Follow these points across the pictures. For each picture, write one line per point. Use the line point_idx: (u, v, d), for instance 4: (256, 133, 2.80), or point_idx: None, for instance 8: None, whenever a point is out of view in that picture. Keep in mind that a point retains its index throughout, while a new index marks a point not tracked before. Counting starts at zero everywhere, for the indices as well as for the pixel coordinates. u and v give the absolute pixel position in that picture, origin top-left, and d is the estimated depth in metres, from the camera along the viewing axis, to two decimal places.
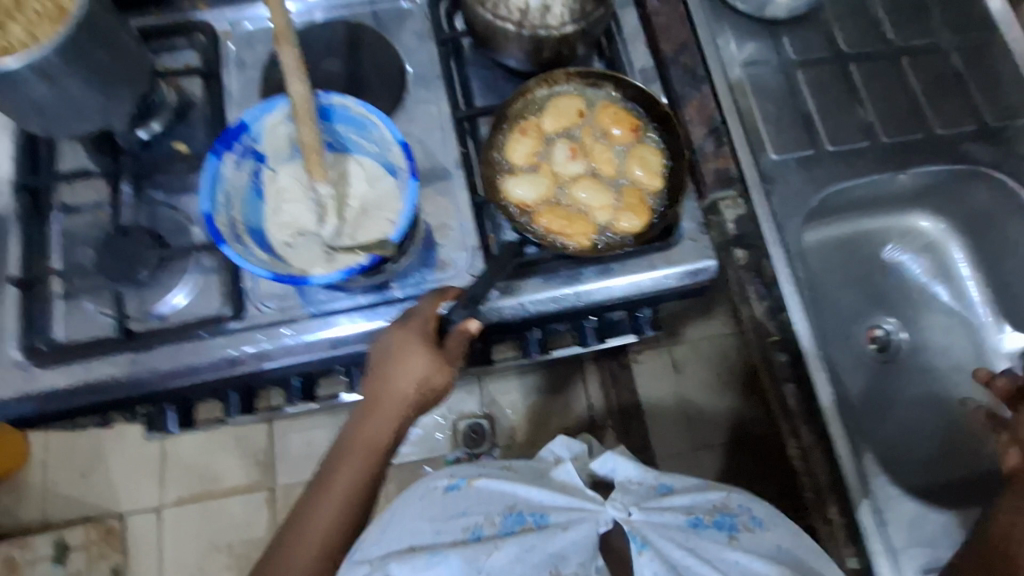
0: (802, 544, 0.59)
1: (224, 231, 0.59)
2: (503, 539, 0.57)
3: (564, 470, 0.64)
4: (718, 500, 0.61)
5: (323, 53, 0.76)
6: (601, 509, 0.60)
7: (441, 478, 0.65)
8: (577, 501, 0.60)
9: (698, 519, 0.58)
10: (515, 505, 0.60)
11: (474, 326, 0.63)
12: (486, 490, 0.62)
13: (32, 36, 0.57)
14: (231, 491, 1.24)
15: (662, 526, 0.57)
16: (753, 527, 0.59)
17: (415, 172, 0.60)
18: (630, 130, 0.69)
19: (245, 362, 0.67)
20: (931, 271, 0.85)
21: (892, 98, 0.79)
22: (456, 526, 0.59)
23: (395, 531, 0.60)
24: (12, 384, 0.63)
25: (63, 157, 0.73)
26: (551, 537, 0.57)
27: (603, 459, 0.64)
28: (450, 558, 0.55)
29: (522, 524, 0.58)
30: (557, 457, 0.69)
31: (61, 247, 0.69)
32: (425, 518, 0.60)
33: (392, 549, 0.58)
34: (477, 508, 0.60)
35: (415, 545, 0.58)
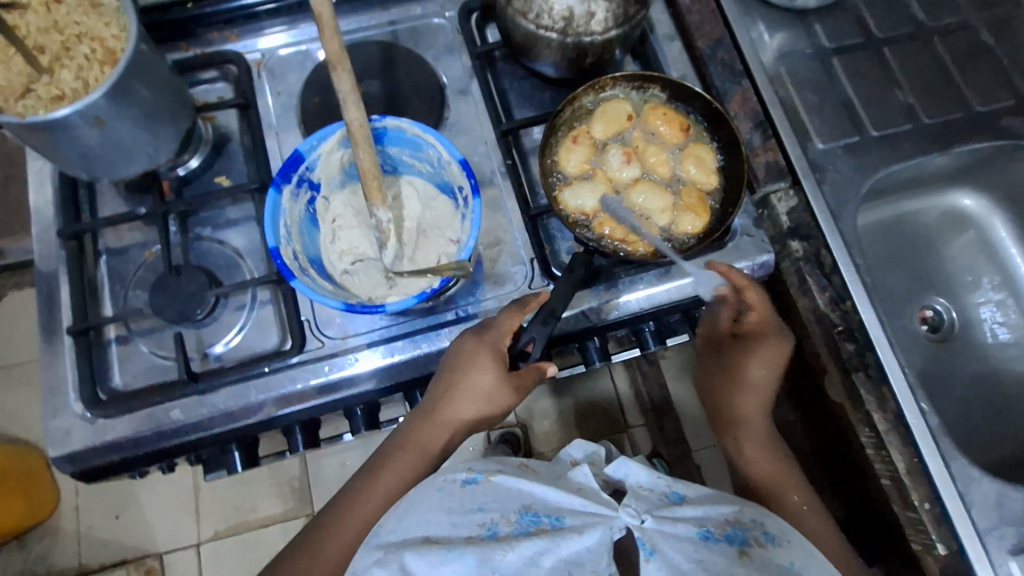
0: (816, 562, 0.47)
1: (290, 264, 0.58)
2: (517, 541, 0.46)
3: (581, 472, 0.54)
4: (729, 513, 0.49)
5: (360, 75, 0.76)
6: (613, 514, 0.49)
7: (458, 470, 0.53)
8: (592, 505, 0.49)
9: (709, 532, 0.47)
10: (532, 505, 0.49)
11: (549, 370, 0.64)
12: (504, 486, 0.51)
13: (84, 82, 0.57)
14: (269, 521, 1.22)
15: (674, 538, 0.46)
16: (766, 544, 0.47)
17: (479, 190, 0.59)
18: (680, 129, 0.69)
19: (311, 395, 0.65)
20: (976, 248, 0.86)
21: (928, 78, 0.79)
22: (473, 520, 0.47)
23: (408, 519, 0.49)
24: (80, 437, 0.62)
25: (103, 199, 0.72)
26: (565, 541, 0.46)
27: (616, 465, 0.56)
28: (464, 556, 0.45)
29: (538, 526, 0.47)
30: (574, 461, 0.60)
31: (113, 294, 0.69)
32: (441, 509, 0.49)
33: (408, 538, 0.48)
34: (495, 504, 0.49)
35: (430, 538, 0.47)
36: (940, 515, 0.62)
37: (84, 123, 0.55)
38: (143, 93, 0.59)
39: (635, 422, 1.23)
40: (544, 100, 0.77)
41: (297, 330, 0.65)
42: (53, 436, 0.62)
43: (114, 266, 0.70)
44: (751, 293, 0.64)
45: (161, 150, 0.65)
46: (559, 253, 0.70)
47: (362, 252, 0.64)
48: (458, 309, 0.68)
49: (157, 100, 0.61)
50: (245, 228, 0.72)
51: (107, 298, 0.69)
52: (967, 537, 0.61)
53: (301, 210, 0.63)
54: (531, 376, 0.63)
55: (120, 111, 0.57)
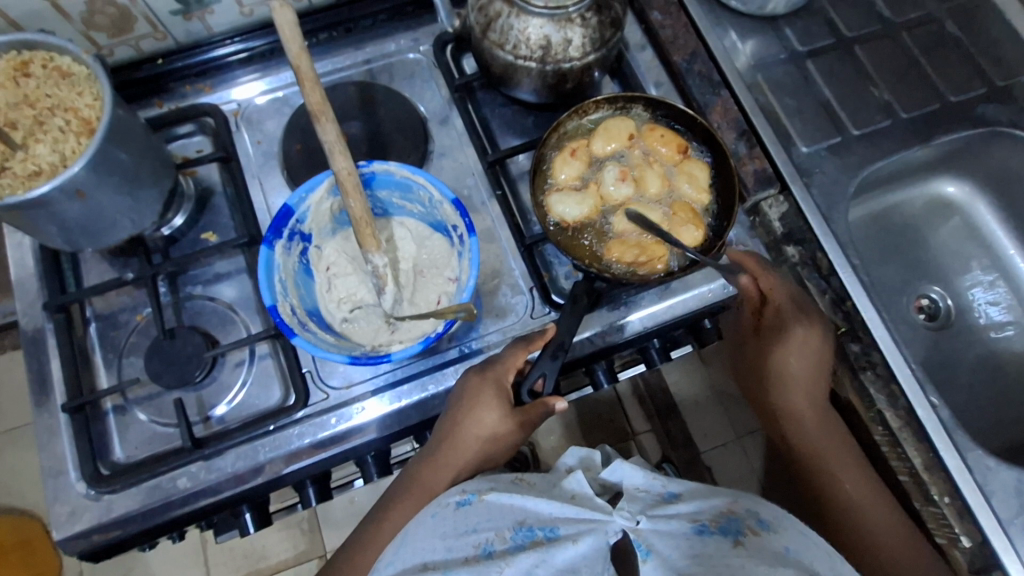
0: (813, 545, 0.45)
1: (289, 321, 0.57)
2: (513, 556, 0.44)
3: (574, 479, 0.52)
4: (721, 505, 0.49)
5: (340, 117, 0.75)
6: (608, 518, 0.47)
7: (452, 493, 0.52)
8: (586, 511, 0.48)
9: (703, 526, 0.46)
10: (526, 519, 0.48)
11: (559, 405, 0.61)
12: (497, 503, 0.50)
13: (61, 155, 0.56)
14: (281, 567, 1.19)
15: (669, 535, 0.45)
16: (760, 531, 0.46)
17: (474, 228, 0.59)
18: (677, 150, 0.69)
19: (319, 449, 0.64)
20: (963, 230, 0.87)
21: (900, 73, 0.81)
22: (467, 542, 0.46)
23: (404, 549, 0.48)
24: (84, 516, 0.60)
25: (88, 266, 0.70)
26: (559, 549, 0.44)
27: (611, 468, 0.54)
28: None
29: (533, 539, 0.46)
30: (568, 468, 0.59)
31: (108, 362, 0.67)
32: (436, 535, 0.48)
33: (406, 569, 0.47)
34: (488, 523, 0.48)
35: (428, 564, 0.46)
36: (961, 508, 0.62)
37: (66, 197, 0.54)
38: (124, 160, 0.58)
39: (640, 428, 1.22)
40: (527, 125, 0.77)
41: (299, 382, 0.63)
42: (57, 519, 0.60)
43: (105, 333, 0.68)
44: (767, 278, 0.63)
45: (144, 213, 0.64)
46: (557, 279, 0.70)
47: (360, 298, 0.63)
48: (462, 345, 0.67)
49: (138, 165, 0.60)
50: (236, 280, 0.71)
51: (100, 368, 0.67)
52: (990, 527, 0.61)
53: (295, 262, 0.62)
54: (538, 411, 0.61)
55: (100, 182, 0.56)
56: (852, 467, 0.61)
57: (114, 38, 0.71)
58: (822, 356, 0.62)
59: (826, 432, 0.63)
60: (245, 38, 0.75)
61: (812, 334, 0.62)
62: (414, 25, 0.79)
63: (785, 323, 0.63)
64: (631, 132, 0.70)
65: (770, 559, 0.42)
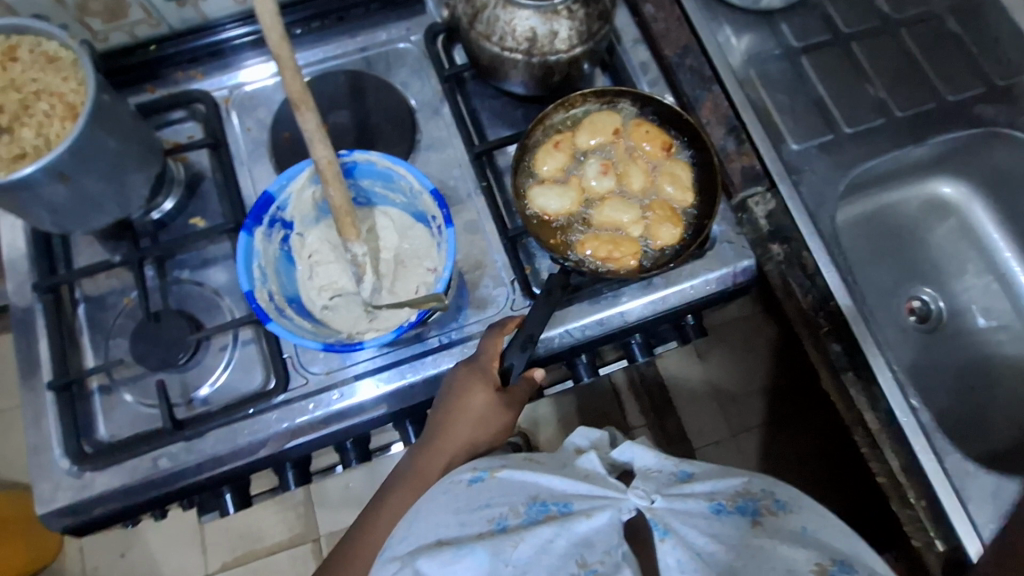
0: (829, 525, 0.45)
1: (266, 306, 0.58)
2: (527, 530, 0.43)
3: (587, 459, 0.52)
4: (737, 485, 0.48)
5: (329, 106, 0.75)
6: (621, 496, 0.47)
7: (463, 471, 0.51)
8: (599, 489, 0.47)
9: (720, 505, 0.46)
10: (539, 495, 0.47)
11: (540, 375, 0.64)
12: (509, 480, 0.49)
13: (46, 138, 0.57)
14: (275, 549, 1.21)
15: (684, 514, 0.45)
16: (777, 511, 0.45)
17: (451, 219, 0.60)
18: (663, 147, 0.69)
19: (298, 434, 0.64)
20: (961, 232, 0.85)
21: (897, 71, 0.79)
22: (480, 515, 0.45)
23: (417, 525, 0.47)
24: (68, 492, 0.62)
25: (79, 249, 0.72)
26: (574, 524, 0.44)
27: (621, 449, 0.54)
28: (476, 552, 0.42)
29: (547, 513, 0.45)
30: (578, 449, 0.58)
31: (96, 343, 0.69)
32: (449, 510, 0.47)
33: (420, 545, 0.45)
34: (501, 499, 0.47)
35: (441, 539, 0.44)
36: (938, 512, 0.62)
37: (49, 181, 0.55)
38: (109, 144, 0.58)
39: (636, 422, 1.18)
40: (517, 117, 0.76)
41: (279, 368, 0.64)
42: (41, 495, 0.62)
43: (94, 315, 0.70)
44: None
45: (131, 198, 0.65)
46: (539, 272, 0.70)
47: (341, 286, 0.64)
48: (441, 335, 0.67)
49: (125, 150, 0.61)
50: (223, 265, 0.72)
51: (89, 349, 0.69)
52: (966, 532, 0.60)
53: (276, 250, 0.63)
54: (524, 389, 0.63)
55: (84, 166, 0.57)
56: (923, 489, 0.62)
57: (107, 23, 0.72)
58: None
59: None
60: (248, 22, 0.76)
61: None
62: (407, 15, 0.79)
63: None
64: (617, 126, 0.70)
65: (790, 538, 0.43)
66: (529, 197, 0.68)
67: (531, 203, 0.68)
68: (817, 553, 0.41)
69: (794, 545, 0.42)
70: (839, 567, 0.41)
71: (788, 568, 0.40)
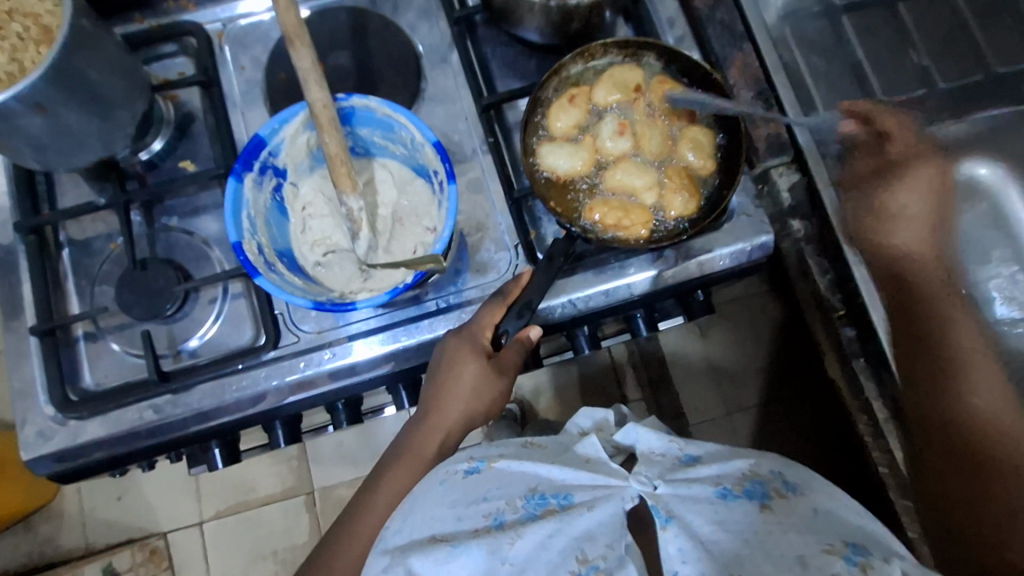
0: (842, 505, 0.44)
1: (254, 260, 0.55)
2: (525, 526, 0.43)
3: (587, 443, 0.51)
4: (744, 467, 0.47)
5: (329, 46, 0.70)
6: (624, 483, 0.46)
7: (460, 459, 0.50)
8: (601, 478, 0.46)
9: (726, 490, 0.44)
10: (538, 486, 0.47)
11: (535, 334, 0.60)
12: (507, 471, 0.48)
13: (19, 66, 0.53)
14: (268, 499, 1.22)
15: (689, 500, 0.44)
16: (787, 494, 0.44)
17: (454, 175, 0.56)
18: (686, 109, 0.64)
19: (287, 392, 0.63)
20: (990, 218, 0.81)
21: (945, 37, 0.73)
22: (477, 511, 0.45)
23: (412, 518, 0.46)
24: (54, 439, 0.61)
25: (63, 188, 0.68)
26: (575, 518, 0.43)
27: (625, 430, 0.52)
28: (472, 551, 0.42)
29: (545, 508, 0.45)
30: (581, 431, 0.58)
31: (82, 289, 0.66)
32: (444, 503, 0.46)
33: (415, 539, 0.45)
34: (499, 492, 0.46)
35: (436, 536, 0.44)
36: None
37: (25, 111, 0.51)
38: (90, 75, 0.54)
39: (632, 396, 1.18)
40: (530, 69, 0.71)
41: (269, 324, 0.62)
42: (26, 440, 0.61)
43: (78, 259, 0.67)
44: (883, 116, 0.64)
45: (117, 136, 0.61)
46: (544, 237, 0.66)
47: (335, 242, 0.61)
48: (440, 299, 0.64)
49: (108, 83, 0.57)
50: (214, 214, 0.68)
51: (74, 295, 0.66)
52: None
53: (266, 199, 0.60)
54: (515, 349, 0.60)
55: (63, 98, 0.53)
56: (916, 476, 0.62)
57: None
58: (940, 196, 0.62)
59: (956, 306, 0.58)
60: None
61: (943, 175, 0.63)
62: None
63: (907, 159, 0.62)
64: (639, 83, 0.65)
65: (799, 524, 0.41)
66: (537, 155, 0.64)
67: (540, 160, 0.64)
68: (827, 536, 0.40)
69: (804, 532, 0.40)
70: (852, 551, 0.39)
71: (798, 553, 0.39)
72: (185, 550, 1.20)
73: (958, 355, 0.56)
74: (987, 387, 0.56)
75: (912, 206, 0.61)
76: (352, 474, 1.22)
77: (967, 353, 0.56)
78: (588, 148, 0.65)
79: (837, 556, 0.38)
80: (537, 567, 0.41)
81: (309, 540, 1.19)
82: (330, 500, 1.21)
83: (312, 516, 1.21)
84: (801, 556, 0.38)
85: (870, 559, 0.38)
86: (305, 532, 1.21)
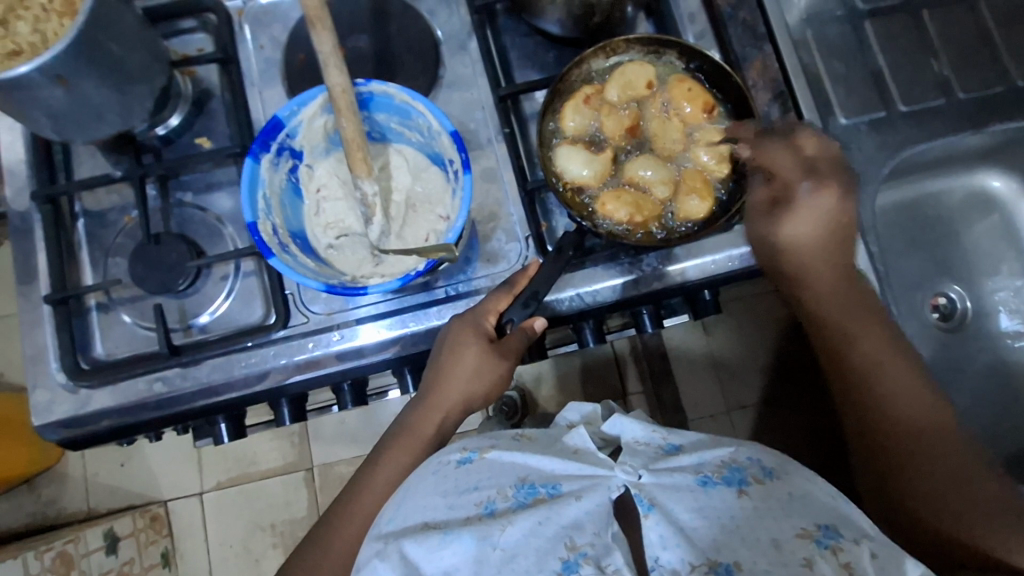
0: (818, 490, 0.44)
1: (269, 241, 0.56)
2: (515, 514, 0.44)
3: (577, 433, 0.52)
4: (724, 455, 0.47)
5: (348, 28, 0.69)
6: (610, 473, 0.47)
7: (453, 451, 0.52)
8: (589, 467, 0.47)
9: (706, 477, 0.44)
10: (528, 476, 0.47)
11: (538, 324, 0.60)
12: (498, 461, 0.49)
13: (41, 35, 0.55)
14: (269, 473, 1.24)
15: (672, 488, 0.44)
16: (764, 480, 0.44)
17: (469, 165, 0.56)
18: (703, 109, 0.63)
19: (294, 372, 0.63)
20: (1000, 231, 0.81)
21: (968, 47, 0.73)
22: (468, 500, 0.46)
23: (405, 507, 0.48)
24: (64, 406, 0.62)
25: (78, 158, 0.69)
26: (563, 507, 0.44)
27: (611, 422, 0.53)
28: (462, 537, 0.43)
29: (535, 497, 0.45)
30: (570, 424, 0.58)
31: (95, 259, 0.67)
32: (437, 493, 0.47)
33: (407, 526, 0.46)
34: (490, 481, 0.47)
35: (428, 523, 0.45)
36: None
37: (45, 82, 0.52)
38: (111, 47, 0.54)
39: (633, 389, 1.19)
40: (549, 60, 0.71)
41: (279, 304, 0.63)
42: (36, 406, 0.62)
43: (93, 230, 0.68)
44: (766, 151, 0.58)
45: (135, 110, 0.61)
46: (555, 230, 0.67)
47: (348, 226, 0.62)
48: (449, 286, 0.65)
49: (128, 56, 0.57)
50: (228, 192, 0.69)
51: (87, 265, 0.67)
52: None
53: (282, 180, 0.60)
54: (518, 339, 0.59)
55: (84, 71, 0.53)
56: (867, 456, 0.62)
57: None
58: (830, 224, 0.58)
59: (869, 327, 0.60)
60: None
61: (841, 192, 0.57)
62: None
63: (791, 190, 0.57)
64: (655, 82, 0.65)
65: (775, 509, 0.42)
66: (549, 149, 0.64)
67: (557, 160, 0.64)
68: (800, 520, 0.41)
69: (780, 518, 0.41)
70: (824, 534, 0.40)
71: (773, 538, 0.40)
72: (186, 519, 1.22)
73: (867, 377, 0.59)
74: (899, 398, 0.58)
75: (808, 244, 0.58)
76: (352, 453, 1.24)
77: (874, 371, 0.59)
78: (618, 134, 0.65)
79: (809, 539, 0.40)
80: (527, 552, 0.41)
81: (307, 515, 1.21)
82: (329, 477, 1.23)
83: (311, 492, 1.23)
84: (776, 540, 0.40)
85: (840, 541, 0.40)
86: (304, 508, 1.23)
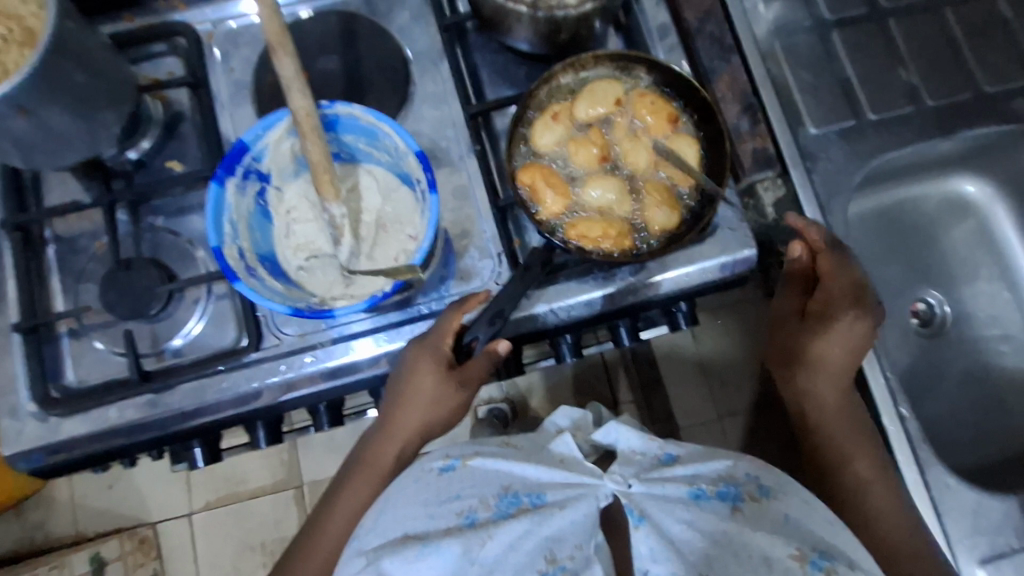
0: (813, 511, 0.44)
1: (234, 265, 0.55)
2: (496, 527, 0.43)
3: (564, 442, 0.51)
4: (721, 469, 0.46)
5: (318, 50, 0.70)
6: (598, 481, 0.46)
7: (435, 458, 0.51)
8: (575, 476, 0.46)
9: (700, 491, 0.44)
10: (511, 485, 0.47)
11: (502, 347, 0.59)
12: (484, 470, 0.48)
13: (3, 66, 0.55)
14: (257, 492, 1.22)
15: (661, 500, 0.44)
16: (760, 498, 0.44)
17: (435, 185, 0.56)
18: (667, 121, 0.64)
19: (267, 394, 0.63)
20: (976, 235, 0.81)
21: (935, 53, 0.73)
22: (450, 510, 0.45)
23: (386, 517, 0.47)
24: (35, 435, 0.61)
25: (49, 184, 0.68)
26: (546, 518, 0.43)
27: (606, 429, 0.53)
28: (441, 551, 0.42)
29: (518, 506, 0.45)
30: (558, 429, 0.58)
31: (66, 285, 0.67)
32: (419, 502, 0.46)
33: (388, 538, 0.45)
34: (472, 490, 0.46)
35: (409, 533, 0.44)
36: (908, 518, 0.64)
37: (8, 113, 0.52)
38: (76, 76, 0.54)
39: (623, 398, 1.19)
40: (520, 76, 0.71)
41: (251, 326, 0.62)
42: (7, 436, 0.61)
43: (64, 256, 0.67)
44: (825, 257, 0.60)
45: (104, 137, 0.61)
46: (527, 245, 0.67)
47: (318, 247, 0.62)
48: (421, 304, 0.64)
49: (94, 85, 0.57)
50: (200, 215, 0.68)
51: (58, 291, 0.67)
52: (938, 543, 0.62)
53: (250, 204, 0.60)
54: (483, 363, 0.60)
55: (48, 101, 0.53)
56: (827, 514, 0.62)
57: None
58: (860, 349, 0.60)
59: (861, 448, 0.61)
60: None
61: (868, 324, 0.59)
62: None
63: (831, 312, 0.59)
64: (620, 96, 0.64)
65: (769, 527, 0.41)
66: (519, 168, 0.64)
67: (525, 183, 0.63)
68: (796, 541, 0.41)
69: (773, 536, 0.41)
70: (819, 556, 0.40)
71: (765, 558, 0.39)
72: (174, 541, 1.21)
73: (838, 458, 0.61)
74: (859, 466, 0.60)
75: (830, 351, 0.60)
76: None
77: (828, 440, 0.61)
78: (585, 145, 0.64)
79: (802, 562, 0.39)
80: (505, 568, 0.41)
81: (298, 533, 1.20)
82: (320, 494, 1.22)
83: (301, 508, 1.21)
84: (767, 558, 0.39)
85: (834, 563, 0.40)
86: (294, 525, 1.21)
